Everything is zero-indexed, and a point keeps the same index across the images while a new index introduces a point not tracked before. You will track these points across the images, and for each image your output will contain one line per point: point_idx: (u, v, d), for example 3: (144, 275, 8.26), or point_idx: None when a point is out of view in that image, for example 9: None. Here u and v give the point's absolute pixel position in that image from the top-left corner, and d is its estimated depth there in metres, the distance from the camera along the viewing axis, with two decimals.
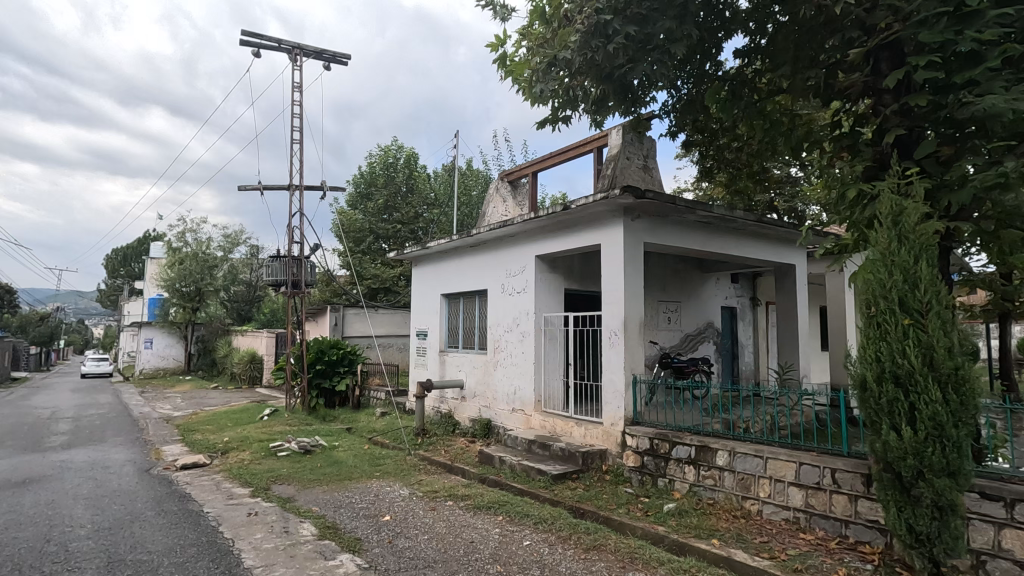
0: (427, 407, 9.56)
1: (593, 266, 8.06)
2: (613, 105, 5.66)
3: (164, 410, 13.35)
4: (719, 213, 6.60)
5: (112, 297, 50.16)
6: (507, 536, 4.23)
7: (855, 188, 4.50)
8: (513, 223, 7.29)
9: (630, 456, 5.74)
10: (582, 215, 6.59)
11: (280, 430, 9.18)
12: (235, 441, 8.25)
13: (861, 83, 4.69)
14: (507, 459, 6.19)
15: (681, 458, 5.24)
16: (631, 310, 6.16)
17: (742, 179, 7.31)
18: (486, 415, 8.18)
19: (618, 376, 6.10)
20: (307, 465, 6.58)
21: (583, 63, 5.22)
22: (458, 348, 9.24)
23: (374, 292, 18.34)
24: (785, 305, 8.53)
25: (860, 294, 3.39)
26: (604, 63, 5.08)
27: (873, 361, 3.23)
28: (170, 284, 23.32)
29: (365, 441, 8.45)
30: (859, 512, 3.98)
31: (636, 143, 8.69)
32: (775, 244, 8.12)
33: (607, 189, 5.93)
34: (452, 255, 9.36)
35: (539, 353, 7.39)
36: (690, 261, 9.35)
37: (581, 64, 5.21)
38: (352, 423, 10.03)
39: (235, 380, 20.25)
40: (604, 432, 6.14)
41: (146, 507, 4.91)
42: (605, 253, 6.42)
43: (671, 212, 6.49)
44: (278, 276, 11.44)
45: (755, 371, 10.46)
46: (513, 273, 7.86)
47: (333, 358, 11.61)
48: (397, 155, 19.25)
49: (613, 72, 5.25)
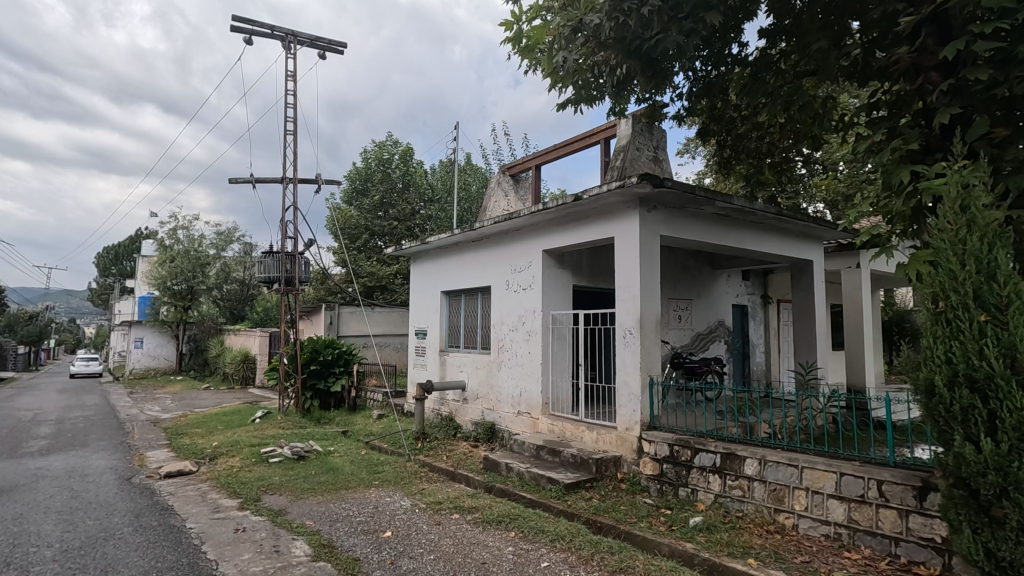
0: (427, 410, 9.15)
1: (602, 262, 7.67)
2: (640, 80, 5.30)
3: (153, 413, 12.86)
4: (739, 205, 6.22)
5: (103, 296, 49.47)
6: (521, 556, 3.84)
7: (900, 174, 4.13)
8: (519, 215, 6.89)
9: (648, 464, 5.37)
10: (594, 206, 6.20)
11: (272, 434, 8.76)
12: (225, 446, 7.81)
13: (905, 61, 4.31)
14: (515, 466, 5.80)
15: (705, 466, 4.87)
16: (648, 307, 5.77)
17: (761, 170, 6.95)
18: (489, 418, 7.78)
19: (633, 378, 5.71)
20: (300, 473, 6.15)
21: (613, 31, 4.87)
22: (460, 348, 8.83)
23: (371, 290, 17.90)
24: (801, 303, 8.16)
25: (924, 288, 3.02)
26: (637, 29, 4.72)
27: (943, 363, 2.87)
28: (162, 282, 22.82)
29: (362, 445, 8.04)
30: (910, 528, 3.62)
31: (646, 133, 8.32)
32: (792, 238, 7.76)
33: (622, 178, 5.53)
34: (452, 250, 8.95)
35: (547, 353, 6.99)
36: (701, 257, 8.98)
37: (609, 31, 4.87)
38: (349, 426, 9.61)
39: (228, 381, 19.77)
40: (618, 437, 5.75)
41: (122, 522, 4.48)
42: (619, 247, 6.02)
43: (688, 203, 6.10)
44: (271, 273, 11.01)
45: (766, 372, 10.10)
46: (518, 269, 7.46)
47: (328, 358, 11.19)
48: (393, 151, 18.82)
49: (642, 42, 4.87)
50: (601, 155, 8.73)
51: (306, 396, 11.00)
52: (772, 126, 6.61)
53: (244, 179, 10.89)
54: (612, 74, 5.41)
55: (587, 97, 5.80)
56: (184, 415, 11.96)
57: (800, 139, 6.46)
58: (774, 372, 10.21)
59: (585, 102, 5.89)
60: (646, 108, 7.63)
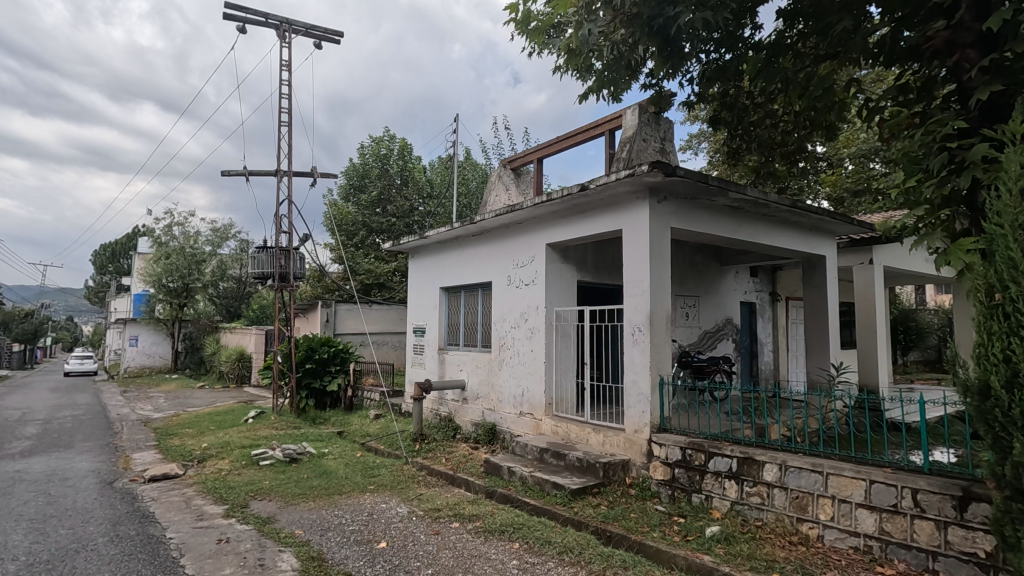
0: (425, 411, 8.85)
1: (607, 257, 7.38)
2: (661, 54, 5.09)
3: (144, 412, 12.51)
4: (753, 196, 5.93)
5: (100, 294, 49.08)
6: (527, 570, 3.55)
7: (936, 158, 3.84)
8: (522, 207, 6.58)
9: (658, 469, 5.08)
10: (601, 197, 5.90)
11: (265, 435, 8.44)
12: (215, 447, 7.49)
13: (940, 39, 4.03)
14: (518, 470, 5.51)
15: (721, 471, 4.59)
16: (658, 303, 5.48)
17: (774, 161, 6.66)
18: (490, 419, 7.48)
19: (642, 378, 5.42)
20: (291, 477, 5.86)
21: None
22: (460, 346, 8.54)
23: (368, 287, 17.57)
24: (813, 300, 7.87)
25: (976, 279, 2.73)
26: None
27: (1001, 361, 2.58)
28: (156, 279, 22.48)
29: (358, 447, 7.73)
30: (950, 542, 3.34)
31: (653, 124, 8.04)
32: (805, 232, 7.47)
33: (633, 166, 5.22)
34: (452, 245, 8.65)
35: (550, 351, 6.70)
36: (708, 252, 8.70)
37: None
38: (344, 427, 9.30)
39: (224, 380, 19.42)
40: (626, 440, 5.46)
41: (98, 531, 4.17)
42: (628, 239, 5.72)
43: (700, 194, 5.81)
44: (265, 268, 10.69)
45: (775, 371, 9.80)
46: (520, 265, 7.16)
47: (324, 357, 10.86)
48: (391, 146, 18.52)
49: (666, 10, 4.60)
50: (606, 147, 8.44)
51: (300, 395, 10.68)
52: (787, 114, 6.32)
53: (237, 172, 10.56)
54: (634, 50, 5.24)
55: (613, 70, 5.68)
56: (176, 415, 11.63)
57: (817, 128, 6.18)
58: (783, 372, 9.92)
59: (608, 82, 5.83)
60: (654, 96, 7.36)
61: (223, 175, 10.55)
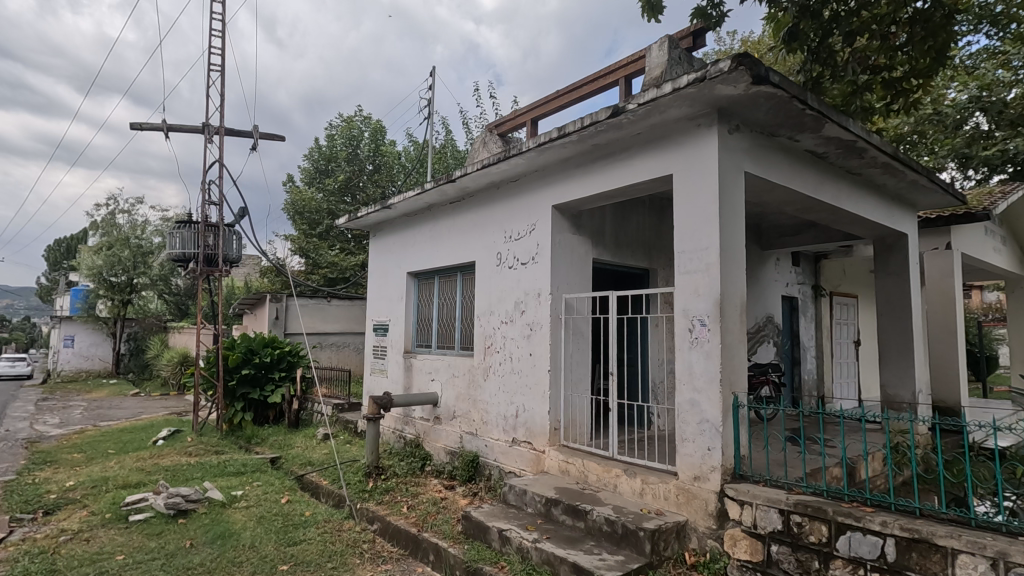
0: (386, 432, 6.84)
1: (632, 229, 5.47)
2: None
3: (40, 428, 10.10)
4: (855, 134, 4.11)
5: (47, 293, 45.79)
6: None
7: None
8: (522, 151, 4.64)
9: (742, 544, 3.23)
10: (644, 125, 3.99)
11: (167, 463, 6.29)
12: (83, 486, 5.33)
13: None
14: (516, 537, 3.55)
15: (863, 559, 2.78)
16: (730, 284, 3.61)
17: (867, 92, 4.96)
18: (471, 447, 5.51)
19: (707, 398, 3.50)
20: (164, 547, 3.81)
21: None
22: (432, 348, 6.57)
23: (333, 282, 15.46)
24: (889, 291, 6.10)
25: None
26: None
27: None
28: (97, 273, 19.98)
29: (290, 484, 5.67)
30: None
31: (686, 62, 6.13)
32: (888, 201, 5.70)
33: (702, 66, 3.32)
34: (424, 216, 6.69)
35: (557, 355, 4.78)
36: (747, 232, 6.93)
37: None
38: (283, 451, 7.20)
39: (166, 386, 17.05)
40: (681, 492, 3.55)
41: None
42: (683, 189, 3.84)
43: (785, 126, 3.97)
44: (187, 248, 8.52)
45: (819, 383, 7.97)
46: (516, 236, 5.24)
47: (266, 361, 8.74)
48: (362, 127, 16.53)
49: None
50: (624, 94, 6.55)
51: (234, 408, 8.56)
52: (895, 23, 4.52)
53: (151, 126, 8.36)
54: None
55: None
56: (80, 432, 9.36)
57: (930, 48, 4.42)
58: (828, 385, 8.09)
59: None
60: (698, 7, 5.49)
61: (135, 131, 8.36)
